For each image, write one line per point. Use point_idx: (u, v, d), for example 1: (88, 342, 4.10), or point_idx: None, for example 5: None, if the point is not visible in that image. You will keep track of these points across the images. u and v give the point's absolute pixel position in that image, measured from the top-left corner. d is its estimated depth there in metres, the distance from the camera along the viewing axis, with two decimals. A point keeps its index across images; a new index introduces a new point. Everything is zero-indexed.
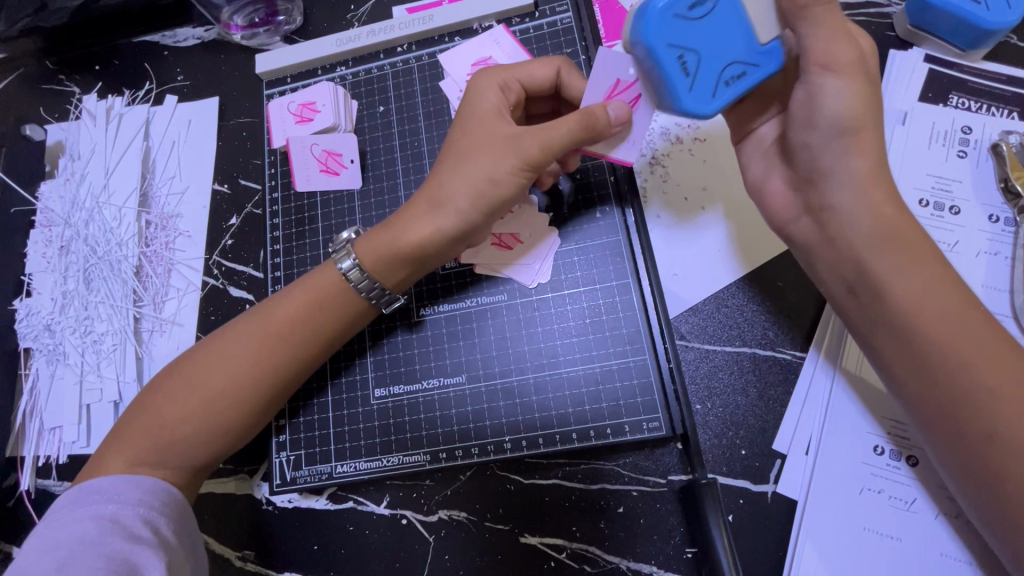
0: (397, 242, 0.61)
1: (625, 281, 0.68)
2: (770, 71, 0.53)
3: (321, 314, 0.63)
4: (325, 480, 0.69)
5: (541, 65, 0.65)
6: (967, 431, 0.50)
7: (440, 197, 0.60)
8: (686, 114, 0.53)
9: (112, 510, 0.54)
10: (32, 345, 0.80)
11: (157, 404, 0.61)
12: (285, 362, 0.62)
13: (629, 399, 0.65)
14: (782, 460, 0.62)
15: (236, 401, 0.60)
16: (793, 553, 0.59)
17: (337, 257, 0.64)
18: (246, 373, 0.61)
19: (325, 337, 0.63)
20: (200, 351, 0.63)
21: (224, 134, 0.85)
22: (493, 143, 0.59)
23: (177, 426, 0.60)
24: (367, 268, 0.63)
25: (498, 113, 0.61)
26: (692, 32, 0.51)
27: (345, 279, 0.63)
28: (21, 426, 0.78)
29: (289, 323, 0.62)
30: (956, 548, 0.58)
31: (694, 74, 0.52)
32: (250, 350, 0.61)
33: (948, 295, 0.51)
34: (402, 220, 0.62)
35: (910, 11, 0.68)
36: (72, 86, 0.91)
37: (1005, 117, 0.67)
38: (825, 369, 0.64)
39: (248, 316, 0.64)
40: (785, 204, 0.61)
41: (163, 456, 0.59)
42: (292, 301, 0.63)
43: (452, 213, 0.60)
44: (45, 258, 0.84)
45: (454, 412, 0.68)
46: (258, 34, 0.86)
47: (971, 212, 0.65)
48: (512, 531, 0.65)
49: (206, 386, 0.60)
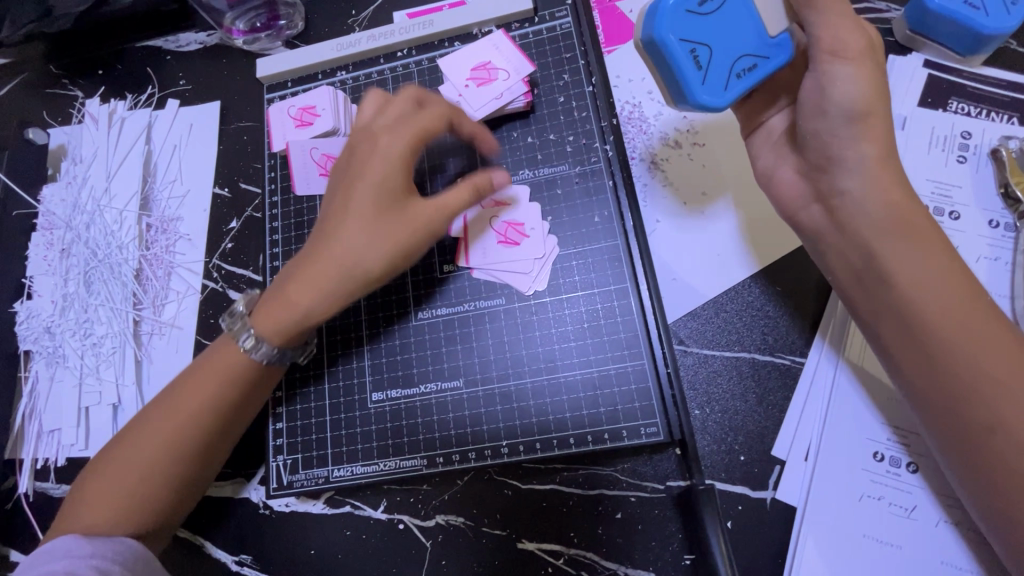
0: (297, 311, 0.61)
1: (623, 285, 0.68)
2: (780, 64, 0.56)
3: (234, 390, 0.62)
4: (321, 485, 0.68)
5: (435, 114, 0.64)
6: (967, 428, 0.50)
7: (348, 264, 0.60)
8: (696, 106, 0.56)
9: (65, 563, 0.53)
10: (32, 348, 0.80)
11: (83, 490, 0.59)
12: (204, 436, 0.61)
13: (626, 404, 0.64)
14: (781, 466, 0.62)
15: (158, 479, 0.59)
16: (792, 559, 0.59)
17: (234, 332, 0.63)
18: (167, 454, 0.59)
19: (241, 402, 0.63)
20: (119, 440, 0.61)
21: (225, 138, 0.86)
22: (402, 218, 0.60)
23: (96, 514, 0.57)
24: (270, 341, 0.62)
25: (399, 182, 0.61)
26: (704, 26, 0.54)
27: (247, 351, 0.62)
28: (20, 428, 0.78)
29: (203, 404, 0.61)
30: (958, 556, 0.57)
31: (705, 67, 0.55)
32: (168, 430, 0.60)
33: (955, 293, 0.51)
34: (305, 295, 0.61)
35: (909, 17, 0.68)
36: (76, 90, 0.92)
37: (1005, 122, 0.67)
38: (826, 373, 0.64)
39: (157, 402, 0.62)
40: (796, 192, 0.61)
41: (106, 527, 0.57)
42: (203, 380, 0.62)
43: (361, 283, 0.60)
44: (46, 260, 0.84)
45: (452, 416, 0.68)
46: (260, 39, 0.86)
47: (970, 217, 0.65)
48: (508, 537, 0.65)
49: (128, 472, 0.59)
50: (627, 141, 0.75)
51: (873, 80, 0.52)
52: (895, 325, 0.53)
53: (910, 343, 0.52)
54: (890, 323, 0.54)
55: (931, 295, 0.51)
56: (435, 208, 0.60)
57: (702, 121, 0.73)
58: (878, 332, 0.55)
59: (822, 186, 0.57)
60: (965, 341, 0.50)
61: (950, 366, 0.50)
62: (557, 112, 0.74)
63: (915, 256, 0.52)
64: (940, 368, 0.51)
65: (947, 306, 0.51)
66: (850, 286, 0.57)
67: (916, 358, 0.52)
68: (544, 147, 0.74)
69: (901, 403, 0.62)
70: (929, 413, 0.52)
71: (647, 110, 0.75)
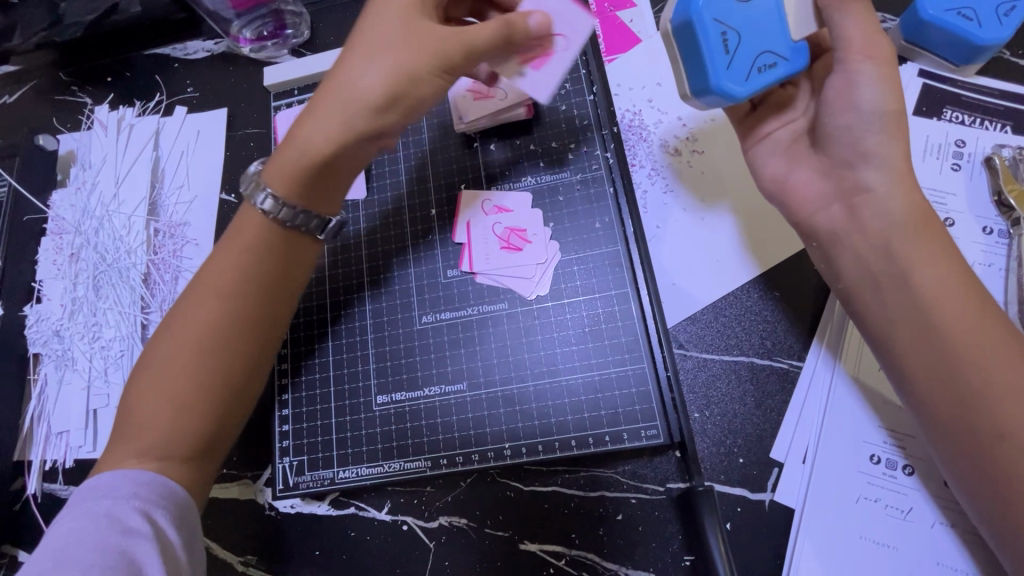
0: (301, 146, 0.58)
1: (624, 290, 0.69)
2: (800, 66, 0.57)
3: (256, 258, 0.60)
4: (326, 486, 0.69)
5: None
6: (976, 436, 0.51)
7: (349, 93, 0.56)
8: (719, 93, 0.57)
9: (107, 505, 0.53)
10: (41, 351, 0.82)
11: (127, 404, 0.59)
12: (234, 312, 0.59)
13: (627, 406, 0.65)
14: (779, 468, 0.63)
15: (201, 359, 0.58)
16: (790, 560, 0.60)
17: (250, 195, 0.60)
18: (201, 338, 0.58)
19: (268, 280, 0.61)
20: (156, 339, 0.60)
21: (232, 144, 0.87)
22: (409, 41, 0.56)
23: (148, 413, 0.57)
24: (286, 194, 0.59)
25: (405, 9, 0.57)
26: (735, 14, 0.56)
27: (268, 215, 0.60)
28: (29, 430, 0.79)
29: (228, 276, 0.59)
30: (954, 558, 0.58)
31: (734, 54, 0.56)
32: (199, 317, 0.59)
33: (963, 306, 0.53)
34: (310, 125, 0.58)
35: (904, 26, 0.69)
36: (85, 97, 0.93)
37: (998, 131, 0.69)
38: (823, 374, 0.65)
39: (185, 292, 0.61)
40: (816, 192, 0.60)
41: (154, 446, 0.56)
42: (225, 258, 0.60)
43: (365, 112, 0.56)
44: (55, 264, 0.85)
45: (455, 419, 0.69)
46: (266, 48, 0.88)
47: (965, 224, 0.66)
48: (511, 538, 0.66)
49: (166, 369, 0.58)
50: (627, 149, 0.76)
51: (886, 92, 0.54)
52: (899, 332, 0.55)
53: (920, 351, 0.53)
54: (901, 331, 0.55)
55: (942, 306, 0.53)
56: (457, 33, 0.57)
57: (703, 131, 0.75)
58: (874, 338, 0.57)
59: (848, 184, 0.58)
60: (973, 351, 0.52)
61: (960, 375, 0.52)
62: (560, 120, 0.75)
63: (920, 266, 0.54)
64: (953, 377, 0.52)
65: (958, 318, 0.52)
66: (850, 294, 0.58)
67: (926, 366, 0.53)
68: (546, 153, 0.75)
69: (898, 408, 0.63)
70: (936, 421, 0.53)
71: (647, 118, 0.77)
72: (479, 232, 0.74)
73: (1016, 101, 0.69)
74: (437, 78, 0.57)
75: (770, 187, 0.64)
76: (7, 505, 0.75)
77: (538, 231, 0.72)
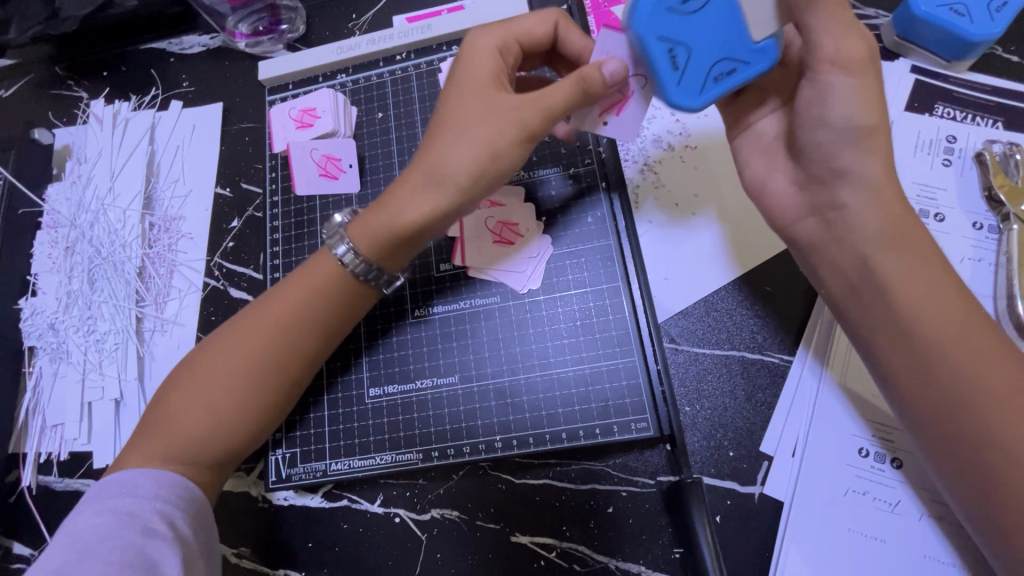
0: (392, 214, 0.60)
1: (615, 284, 0.69)
2: (762, 69, 0.54)
3: (318, 299, 0.64)
4: (320, 478, 0.70)
5: (539, 20, 0.65)
6: (958, 434, 0.51)
7: (441, 169, 0.59)
8: (670, 104, 0.57)
9: (130, 503, 0.56)
10: (36, 344, 0.82)
11: (167, 404, 0.62)
12: (289, 346, 0.63)
13: (618, 399, 0.66)
14: (769, 461, 0.63)
15: (249, 388, 0.62)
16: (779, 552, 0.60)
17: (331, 243, 0.64)
18: (252, 364, 0.62)
19: (327, 322, 0.64)
20: (206, 349, 0.64)
21: (227, 139, 0.87)
22: (493, 118, 0.58)
23: (182, 423, 0.61)
24: (363, 252, 0.62)
25: (487, 84, 0.59)
26: (685, 27, 0.54)
27: (341, 264, 0.63)
28: (24, 422, 0.80)
29: (289, 311, 0.63)
30: (941, 550, 0.58)
31: (682, 69, 0.55)
32: (254, 342, 0.62)
33: (943, 304, 0.53)
34: (396, 202, 0.61)
35: (897, 22, 0.70)
36: (81, 91, 0.93)
37: (989, 126, 0.69)
38: (813, 367, 0.65)
39: (246, 313, 0.65)
40: (792, 204, 0.61)
41: (176, 449, 0.60)
42: (289, 293, 0.64)
43: (454, 188, 0.59)
44: (51, 258, 0.86)
45: (447, 411, 0.69)
46: (262, 42, 0.88)
47: (955, 219, 0.66)
48: (502, 530, 0.66)
49: (213, 384, 0.61)
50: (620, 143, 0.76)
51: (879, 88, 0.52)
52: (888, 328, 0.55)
53: (901, 353, 0.54)
54: (882, 332, 0.55)
55: (921, 306, 0.53)
56: (541, 105, 0.57)
57: (695, 126, 0.75)
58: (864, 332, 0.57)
59: (821, 198, 0.58)
60: (955, 350, 0.52)
61: (939, 377, 0.52)
62: None
63: (908, 259, 0.54)
64: (931, 377, 0.52)
65: (938, 317, 0.52)
66: (838, 294, 0.59)
67: (908, 368, 0.53)
68: (540, 147, 0.75)
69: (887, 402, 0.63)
70: (920, 420, 0.54)
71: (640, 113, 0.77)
72: (470, 223, 0.73)
73: (1007, 97, 0.69)
74: (519, 146, 0.58)
75: (750, 189, 0.65)
76: (2, 496, 0.75)
77: (529, 227, 0.72)
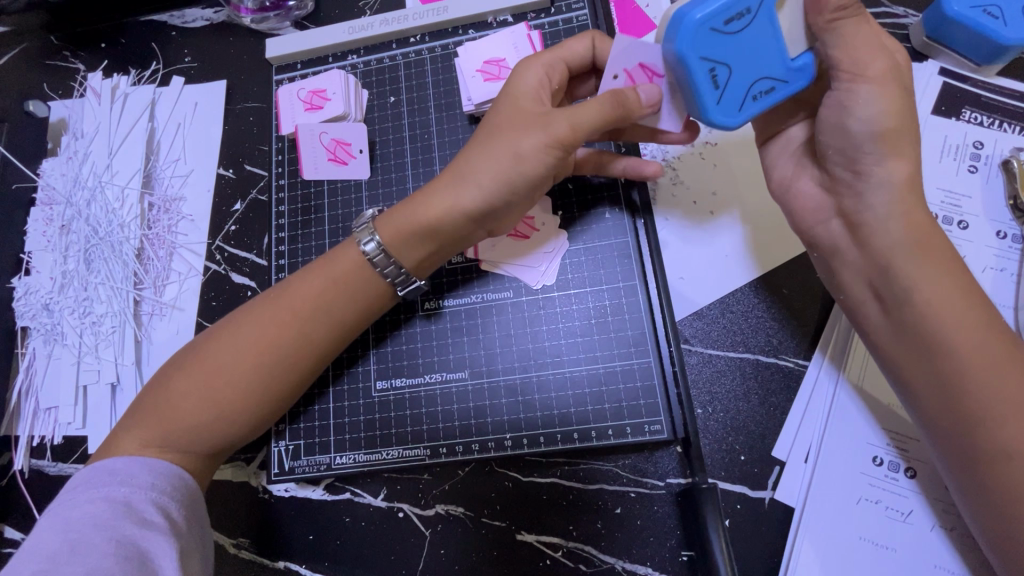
0: (417, 216, 0.61)
1: (632, 282, 0.68)
2: (798, 88, 0.53)
3: (336, 294, 0.62)
4: (323, 471, 0.68)
5: (584, 44, 0.64)
6: (984, 452, 0.50)
7: (467, 173, 0.59)
8: (709, 124, 0.53)
9: (125, 492, 0.54)
10: (29, 324, 0.80)
11: (167, 384, 0.61)
12: (300, 340, 0.61)
13: (631, 400, 0.65)
14: (781, 467, 0.63)
15: (257, 380, 0.60)
16: (789, 556, 0.60)
17: (358, 236, 0.64)
18: (261, 355, 0.60)
19: (342, 320, 0.63)
20: (215, 333, 0.62)
21: (230, 119, 0.85)
22: (523, 126, 0.58)
23: (184, 409, 0.59)
24: (387, 247, 0.62)
25: (525, 97, 0.60)
26: (730, 46, 0.50)
27: (367, 259, 0.63)
28: (16, 404, 0.77)
29: (306, 303, 0.62)
30: (950, 560, 0.58)
31: (723, 88, 0.51)
32: (266, 331, 0.61)
33: (972, 323, 0.51)
34: (425, 200, 0.61)
35: (927, 23, 0.68)
36: (78, 63, 0.90)
37: (1016, 133, 0.68)
38: (830, 371, 0.64)
39: (262, 299, 0.64)
40: (817, 201, 0.59)
41: (173, 436, 0.59)
42: (308, 284, 0.63)
43: (477, 193, 0.59)
44: (45, 236, 0.83)
45: (456, 407, 0.68)
46: (268, 19, 0.85)
47: (979, 228, 0.66)
48: (508, 528, 0.65)
49: (218, 372, 0.60)
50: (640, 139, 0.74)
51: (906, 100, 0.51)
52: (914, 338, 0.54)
53: (926, 372, 0.53)
54: (908, 351, 0.54)
55: (950, 324, 0.51)
56: (571, 115, 0.56)
57: None
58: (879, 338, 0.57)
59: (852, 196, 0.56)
60: (986, 369, 0.50)
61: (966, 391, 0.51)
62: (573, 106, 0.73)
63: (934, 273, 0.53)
64: (964, 395, 0.51)
65: (967, 336, 0.51)
66: (863, 300, 0.57)
67: (934, 387, 0.52)
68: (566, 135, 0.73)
69: (901, 410, 0.62)
70: (946, 439, 0.53)
71: None
72: None
73: None
74: (546, 154, 0.57)
75: (777, 190, 0.63)
76: None
77: (545, 220, 0.71)
